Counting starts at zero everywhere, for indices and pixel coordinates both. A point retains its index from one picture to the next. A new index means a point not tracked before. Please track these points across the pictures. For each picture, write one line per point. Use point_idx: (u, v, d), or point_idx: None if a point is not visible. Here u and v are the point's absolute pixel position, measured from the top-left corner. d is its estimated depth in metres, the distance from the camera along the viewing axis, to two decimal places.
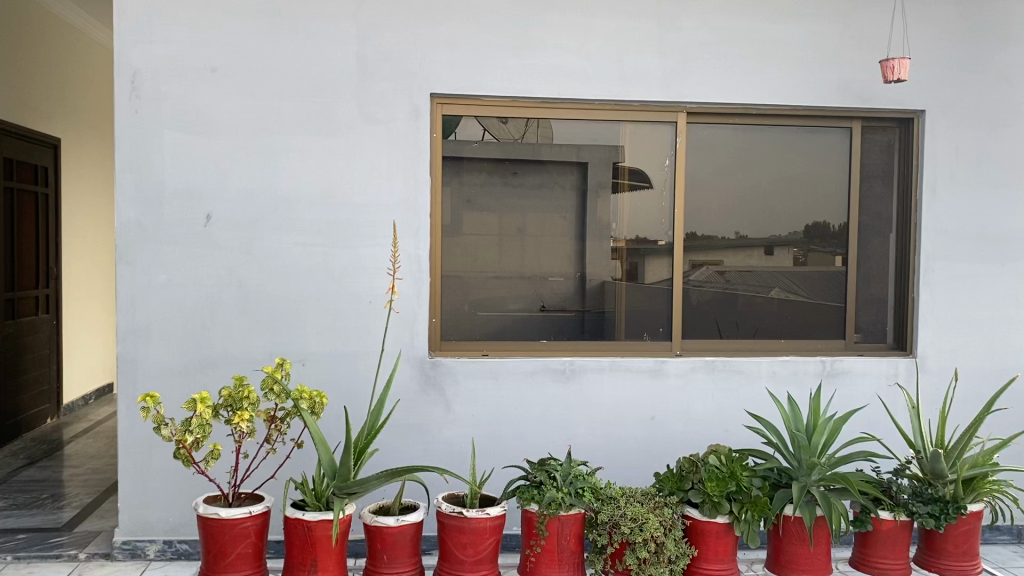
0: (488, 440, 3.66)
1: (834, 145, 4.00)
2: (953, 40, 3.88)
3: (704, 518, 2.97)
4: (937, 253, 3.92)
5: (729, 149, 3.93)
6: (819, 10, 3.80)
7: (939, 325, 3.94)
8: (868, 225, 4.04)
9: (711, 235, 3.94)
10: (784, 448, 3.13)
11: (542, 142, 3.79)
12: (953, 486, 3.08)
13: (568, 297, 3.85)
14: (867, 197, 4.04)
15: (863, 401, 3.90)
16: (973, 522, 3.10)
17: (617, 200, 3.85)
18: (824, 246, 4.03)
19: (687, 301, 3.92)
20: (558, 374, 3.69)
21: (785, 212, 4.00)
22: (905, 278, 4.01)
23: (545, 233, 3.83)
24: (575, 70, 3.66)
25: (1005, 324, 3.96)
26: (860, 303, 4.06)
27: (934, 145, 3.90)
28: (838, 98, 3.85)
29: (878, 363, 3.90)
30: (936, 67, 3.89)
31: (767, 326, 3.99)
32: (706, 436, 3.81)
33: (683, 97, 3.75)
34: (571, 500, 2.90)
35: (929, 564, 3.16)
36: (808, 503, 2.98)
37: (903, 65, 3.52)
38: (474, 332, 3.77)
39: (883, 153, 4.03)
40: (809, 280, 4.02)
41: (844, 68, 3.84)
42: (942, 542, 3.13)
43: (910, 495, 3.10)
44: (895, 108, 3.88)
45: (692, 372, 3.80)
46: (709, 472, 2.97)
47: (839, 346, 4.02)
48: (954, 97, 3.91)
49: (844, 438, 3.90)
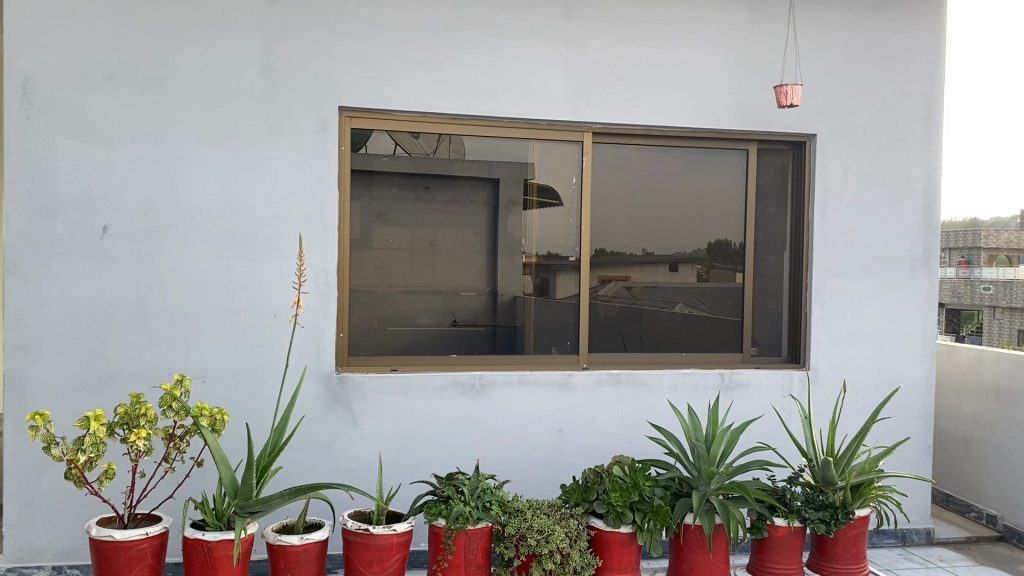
0: (396, 456, 3.64)
1: (731, 165, 4.15)
2: (841, 69, 4.11)
3: (608, 528, 3.03)
4: (828, 271, 4.12)
5: (635, 168, 4.04)
6: (718, 36, 3.96)
7: (830, 338, 4.14)
8: (764, 242, 4.21)
9: (619, 251, 4.03)
10: (684, 458, 3.23)
11: (453, 157, 3.80)
12: (843, 492, 3.24)
13: (479, 311, 3.86)
14: (764, 216, 4.21)
15: (759, 412, 4.06)
16: (861, 526, 3.24)
17: (527, 216, 3.90)
18: (724, 263, 4.16)
19: (595, 316, 3.99)
20: (467, 388, 3.71)
21: (690, 230, 4.12)
22: (798, 294, 4.19)
23: (457, 248, 3.83)
24: (484, 88, 3.71)
25: (889, 338, 4.19)
26: (756, 318, 4.22)
27: (824, 168, 4.11)
28: (736, 121, 4.01)
29: (774, 375, 4.07)
30: (826, 94, 4.11)
31: (671, 339, 4.10)
32: (611, 448, 3.90)
33: (590, 116, 3.84)
34: (478, 514, 2.91)
35: (820, 568, 3.28)
36: (708, 511, 3.07)
37: (795, 90, 3.69)
38: (383, 347, 3.74)
39: (777, 175, 4.21)
40: (710, 296, 4.15)
41: (741, 93, 4.00)
42: (833, 547, 3.25)
43: (802, 502, 3.25)
44: (788, 131, 4.07)
45: (598, 385, 3.88)
46: (614, 482, 3.05)
47: (737, 359, 4.17)
48: (842, 123, 4.13)
49: (741, 448, 4.05)
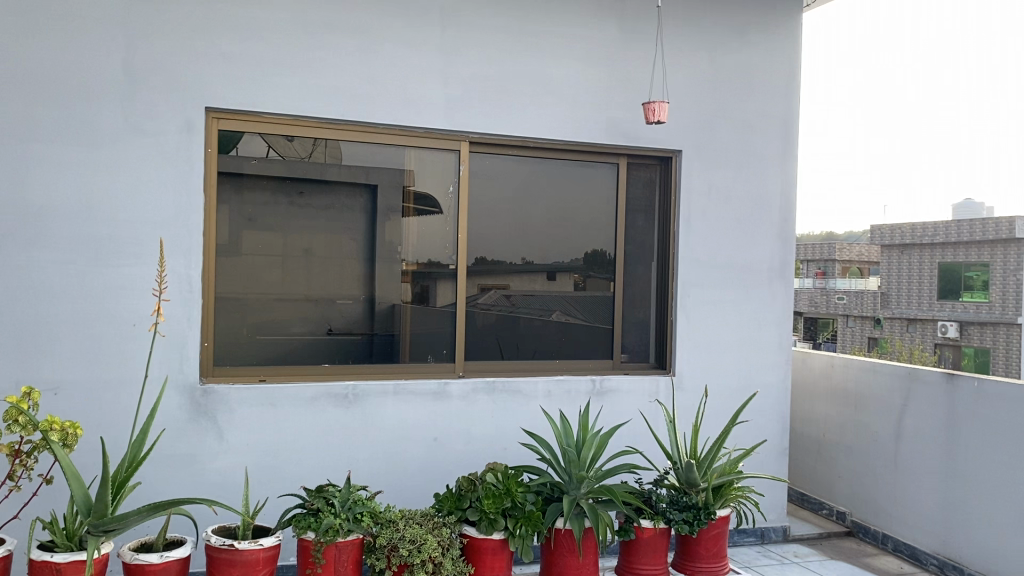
0: (263, 469, 3.54)
1: (602, 178, 4.26)
2: (706, 89, 4.30)
3: (480, 535, 3.05)
4: (692, 281, 4.30)
5: (512, 177, 4.09)
6: (589, 52, 4.07)
7: (694, 346, 4.32)
8: (633, 253, 4.34)
9: (498, 260, 4.07)
10: (556, 463, 3.29)
11: (328, 162, 3.74)
12: (705, 494, 3.37)
13: (355, 320, 3.81)
14: (633, 228, 4.34)
15: (627, 417, 4.19)
16: (722, 525, 3.38)
17: (404, 223, 3.88)
18: (597, 272, 4.27)
19: (471, 324, 4.01)
20: (340, 398, 3.65)
21: (565, 240, 4.20)
22: (665, 303, 4.35)
23: (332, 254, 3.77)
24: (358, 94, 3.67)
25: (747, 345, 4.42)
26: (626, 326, 4.34)
27: (689, 182, 4.29)
28: (607, 134, 4.13)
29: (642, 382, 4.20)
30: (691, 112, 4.29)
31: (545, 347, 4.17)
32: (484, 456, 3.92)
33: (465, 125, 3.87)
34: (348, 527, 2.87)
35: (684, 568, 3.40)
36: (578, 515, 3.14)
37: (663, 108, 3.85)
38: (253, 357, 3.64)
39: (645, 188, 4.36)
40: (584, 304, 4.24)
41: (612, 108, 4.13)
42: (696, 546, 3.38)
43: (667, 503, 3.38)
44: (656, 147, 4.23)
45: (474, 393, 3.90)
46: (487, 489, 3.07)
47: (607, 366, 4.28)
48: (706, 140, 4.32)
49: (610, 452, 4.16)
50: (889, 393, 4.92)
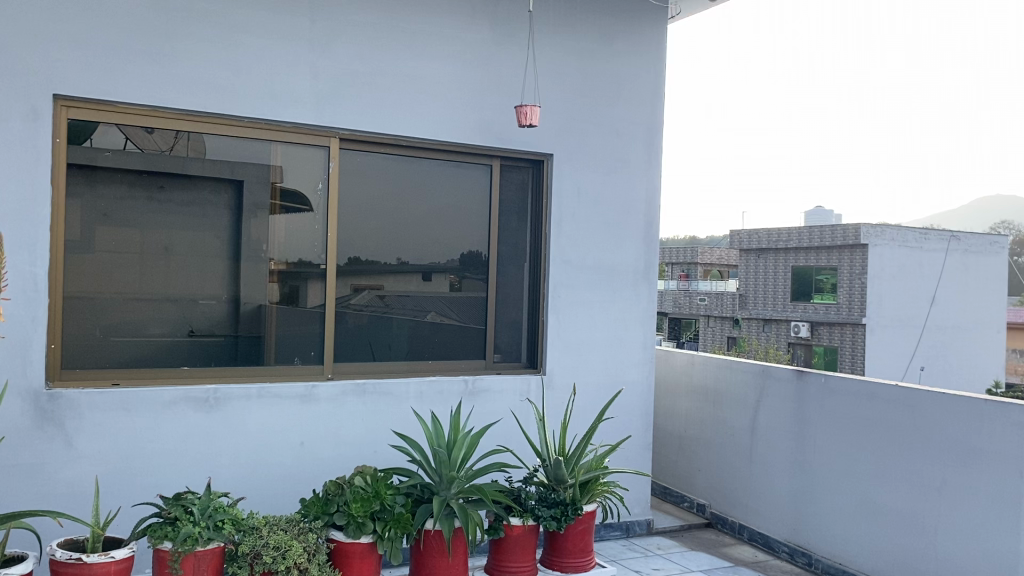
0: (116, 478, 3.36)
1: (476, 179, 4.28)
2: (575, 94, 4.41)
3: (348, 540, 3.00)
4: (562, 282, 4.40)
5: (385, 176, 4.04)
6: (462, 53, 4.08)
7: (562, 345, 4.41)
8: (506, 254, 4.37)
9: (372, 260, 4.02)
10: (426, 465, 3.27)
11: (191, 156, 3.58)
12: (573, 490, 3.45)
13: (218, 320, 3.67)
14: (505, 230, 4.37)
15: (498, 416, 4.22)
16: (588, 521, 3.46)
17: (272, 221, 3.77)
18: (470, 273, 4.28)
19: (343, 325, 3.94)
20: (201, 402, 3.51)
21: (439, 240, 4.19)
22: (537, 304, 4.41)
23: (194, 252, 3.62)
24: (223, 86, 3.54)
25: (613, 345, 4.56)
26: (499, 327, 4.37)
27: (559, 185, 4.38)
28: (479, 136, 4.16)
29: (513, 382, 4.25)
30: (561, 116, 4.38)
31: (417, 348, 4.15)
32: (353, 458, 3.86)
33: (336, 122, 3.80)
34: (209, 535, 2.76)
35: (551, 564, 3.46)
36: (448, 515, 3.14)
37: (535, 112, 3.91)
38: (106, 360, 3.44)
39: (518, 190, 4.40)
40: (457, 305, 4.25)
41: (484, 110, 4.16)
42: (563, 542, 3.44)
43: (536, 501, 3.44)
44: (528, 149, 4.29)
45: (343, 396, 3.83)
46: (354, 493, 3.02)
47: (479, 366, 4.30)
48: (575, 144, 4.42)
49: (480, 451, 4.19)
50: (744, 390, 5.19)
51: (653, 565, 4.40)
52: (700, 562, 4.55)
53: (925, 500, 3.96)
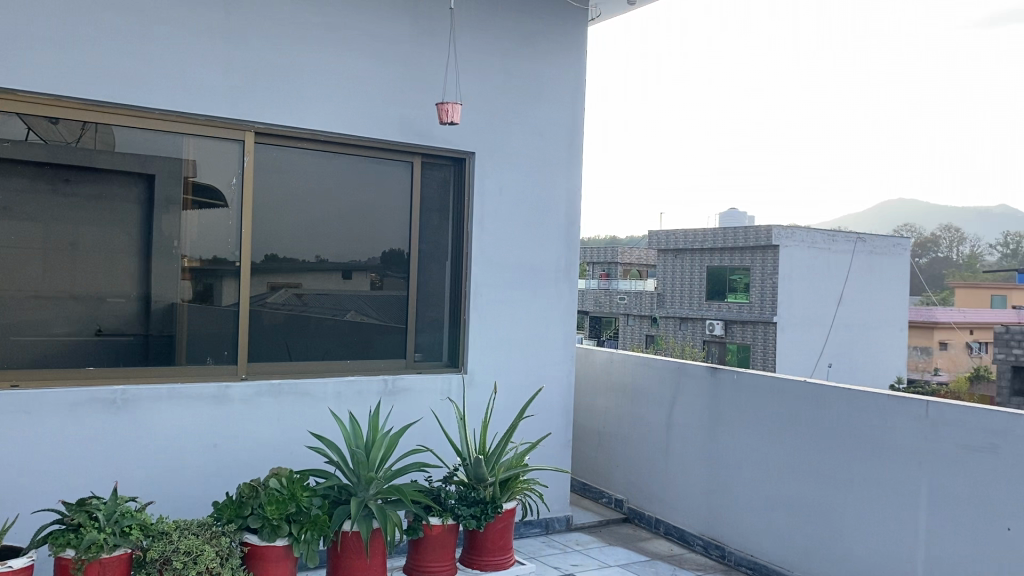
0: (17, 483, 3.21)
1: (397, 176, 4.23)
2: (496, 93, 4.41)
3: (262, 543, 2.94)
4: (483, 281, 4.41)
5: (304, 172, 3.97)
6: (382, 48, 4.04)
7: (483, 344, 4.41)
8: (427, 252, 4.33)
9: (291, 257, 3.94)
10: (344, 466, 3.22)
11: (99, 148, 3.44)
12: (493, 488, 3.45)
13: (128, 319, 3.54)
14: (427, 228, 4.33)
15: (417, 416, 4.20)
16: (508, 518, 3.47)
17: (184, 217, 3.65)
18: (391, 271, 4.23)
19: (258, 324, 3.85)
20: (108, 404, 3.38)
21: (359, 238, 4.13)
22: (458, 303, 4.39)
23: (102, 248, 3.48)
24: (132, 75, 3.41)
25: (533, 343, 4.59)
26: (420, 326, 4.33)
27: (480, 184, 4.39)
28: (400, 133, 4.12)
29: (433, 381, 4.23)
30: (483, 114, 4.38)
31: (337, 347, 4.08)
32: (269, 460, 3.78)
33: (252, 116, 3.71)
34: (114, 541, 2.67)
35: (471, 562, 3.45)
36: (366, 517, 3.11)
37: (456, 109, 3.90)
38: (4, 360, 3.27)
39: (440, 187, 4.37)
40: (378, 304, 4.20)
41: (405, 107, 4.13)
42: (483, 541, 3.44)
43: (456, 500, 3.42)
44: (449, 147, 4.27)
45: (258, 396, 3.75)
46: (269, 495, 2.96)
47: (400, 365, 4.26)
48: (496, 143, 4.43)
49: (399, 451, 4.16)
50: (661, 387, 5.29)
51: (572, 561, 4.45)
52: (618, 557, 4.61)
53: (831, 492, 4.11)
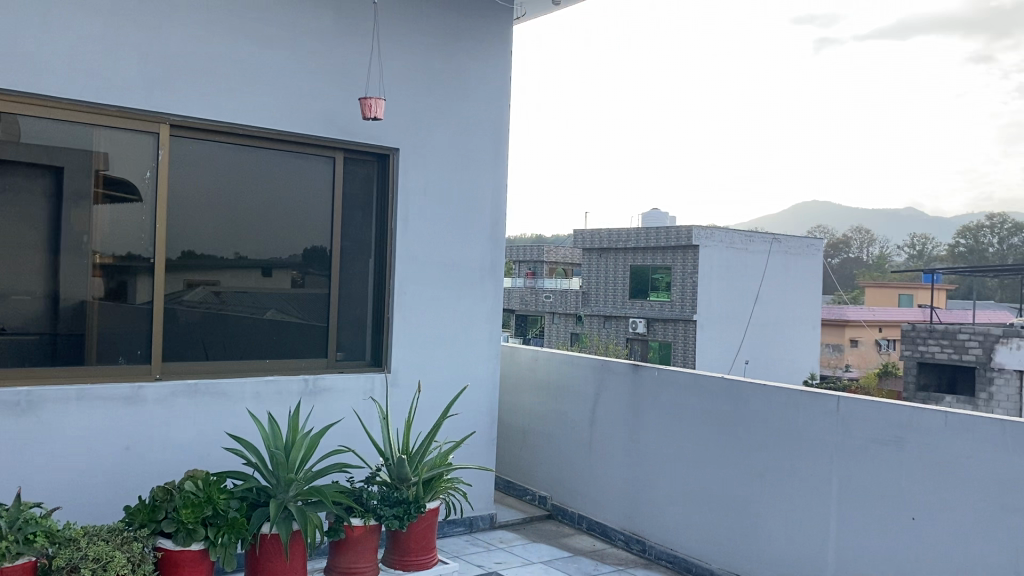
0: None
1: (319, 172, 4.17)
2: (421, 89, 4.39)
3: (177, 547, 2.86)
4: (407, 279, 4.37)
5: (222, 166, 3.87)
6: (304, 41, 3.97)
7: (407, 343, 4.38)
8: (349, 250, 4.28)
9: (208, 254, 3.84)
10: (263, 467, 3.16)
11: (2, 138, 3.28)
12: (416, 488, 3.43)
13: (33, 317, 3.39)
14: (350, 225, 4.28)
15: (339, 416, 4.14)
16: (431, 518, 3.45)
17: (94, 211, 3.51)
18: (313, 269, 4.17)
19: (173, 323, 3.73)
20: (12, 406, 3.23)
21: (280, 235, 4.05)
22: (381, 301, 4.35)
23: (6, 243, 3.32)
24: (39, 63, 3.27)
25: (457, 341, 4.58)
26: (342, 324, 4.27)
27: (405, 181, 4.35)
28: (323, 128, 4.06)
29: (356, 380, 4.18)
30: (407, 111, 4.35)
31: (256, 346, 4.00)
32: (184, 462, 3.68)
33: (168, 107, 3.59)
34: (17, 549, 2.55)
35: (393, 563, 3.42)
36: (285, 519, 3.05)
37: (379, 105, 3.85)
38: None
39: (363, 184, 4.32)
40: (299, 302, 4.13)
41: (328, 101, 4.07)
42: (406, 541, 3.41)
43: (378, 500, 3.39)
44: (373, 143, 4.22)
45: (173, 397, 3.64)
46: (185, 499, 2.86)
47: (321, 364, 4.19)
48: (421, 141, 4.41)
49: (320, 452, 4.10)
50: (584, 384, 5.35)
51: (495, 559, 4.46)
52: (541, 554, 4.64)
53: (747, 485, 4.23)
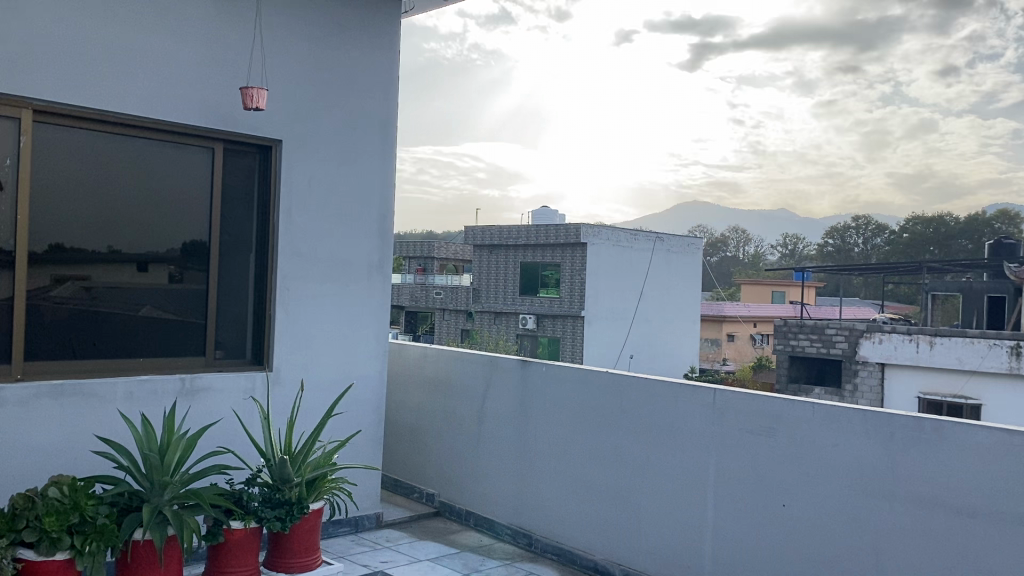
0: None
1: (197, 163, 4.01)
2: (305, 81, 4.29)
3: (40, 558, 2.71)
4: (290, 274, 4.27)
5: (92, 155, 3.67)
6: (181, 27, 3.82)
7: (290, 340, 4.28)
8: (230, 245, 4.14)
9: (78, 248, 3.65)
10: (136, 471, 3.02)
11: None
12: (299, 488, 3.35)
13: None
14: (230, 218, 4.14)
15: (218, 416, 4.00)
16: (315, 518, 3.39)
17: None
18: (191, 264, 4.01)
19: (38, 320, 3.53)
20: None
21: (156, 228, 3.89)
22: (263, 297, 4.23)
23: None
24: None
25: (343, 339, 4.51)
26: (222, 321, 4.14)
27: (288, 174, 4.25)
28: (202, 118, 3.91)
29: (236, 379, 4.06)
30: (291, 102, 4.25)
31: (129, 344, 3.82)
32: (49, 468, 3.48)
33: (31, 91, 3.39)
34: None
35: (276, 566, 3.33)
36: (158, 524, 2.93)
37: (261, 95, 3.75)
38: None
39: (244, 176, 4.19)
40: (176, 297, 3.97)
41: (207, 90, 3.92)
42: (288, 542, 3.34)
43: (259, 502, 3.29)
44: (254, 134, 4.10)
45: (36, 399, 3.43)
46: (48, 506, 2.70)
47: (200, 363, 4.04)
48: (305, 133, 4.31)
49: (198, 454, 3.96)
50: (472, 380, 5.36)
51: (381, 558, 4.42)
52: (428, 551, 4.64)
53: (630, 478, 4.35)
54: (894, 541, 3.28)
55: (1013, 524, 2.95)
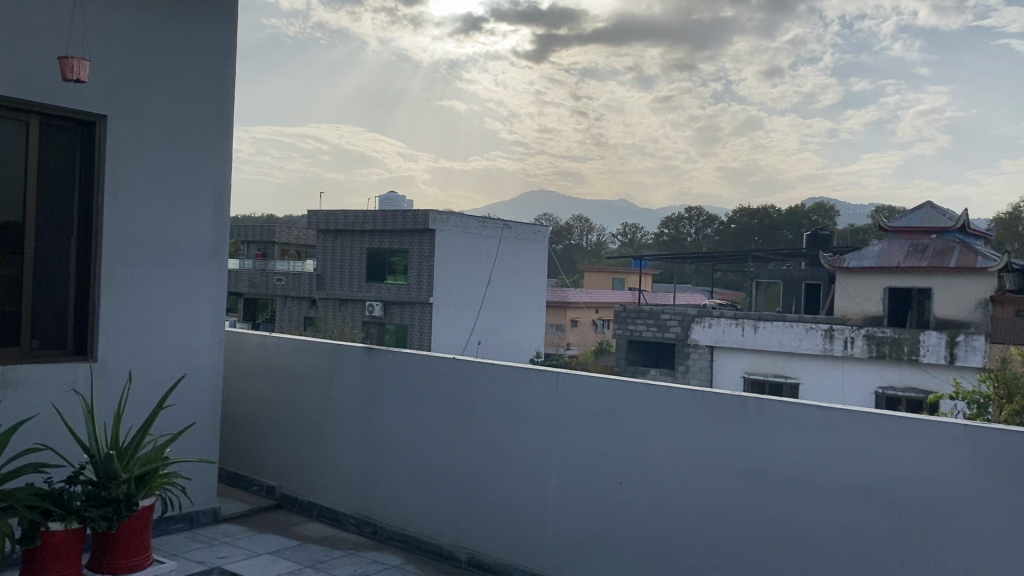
0: None
1: (7, 138, 3.73)
2: (132, 53, 4.05)
3: None
4: (117, 259, 4.02)
5: None
6: None
7: (117, 329, 4.03)
8: (46, 226, 3.87)
9: None
10: None
11: None
12: (127, 485, 3.15)
13: None
14: (46, 198, 3.87)
15: (34, 410, 3.72)
16: (145, 516, 3.22)
17: None
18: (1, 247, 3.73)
19: None
20: None
21: None
22: (86, 284, 3.97)
23: None
24: None
25: (176, 328, 4.30)
26: (38, 309, 3.85)
27: (114, 152, 3.99)
28: (12, 88, 3.62)
29: (55, 370, 3.79)
30: (116, 75, 3.99)
31: None
32: None
33: None
34: None
35: (101, 568, 3.14)
36: None
37: (83, 67, 3.49)
38: None
39: (63, 153, 3.92)
40: None
41: (18, 59, 3.63)
42: (115, 542, 3.15)
43: (82, 501, 3.08)
44: (73, 107, 3.83)
45: None
46: None
47: (13, 354, 3.74)
48: (133, 108, 4.06)
49: (11, 451, 3.67)
50: (315, 369, 5.24)
51: (218, 554, 4.27)
52: (268, 544, 4.52)
53: (474, 462, 4.40)
54: (721, 512, 3.51)
55: (826, 493, 3.23)
